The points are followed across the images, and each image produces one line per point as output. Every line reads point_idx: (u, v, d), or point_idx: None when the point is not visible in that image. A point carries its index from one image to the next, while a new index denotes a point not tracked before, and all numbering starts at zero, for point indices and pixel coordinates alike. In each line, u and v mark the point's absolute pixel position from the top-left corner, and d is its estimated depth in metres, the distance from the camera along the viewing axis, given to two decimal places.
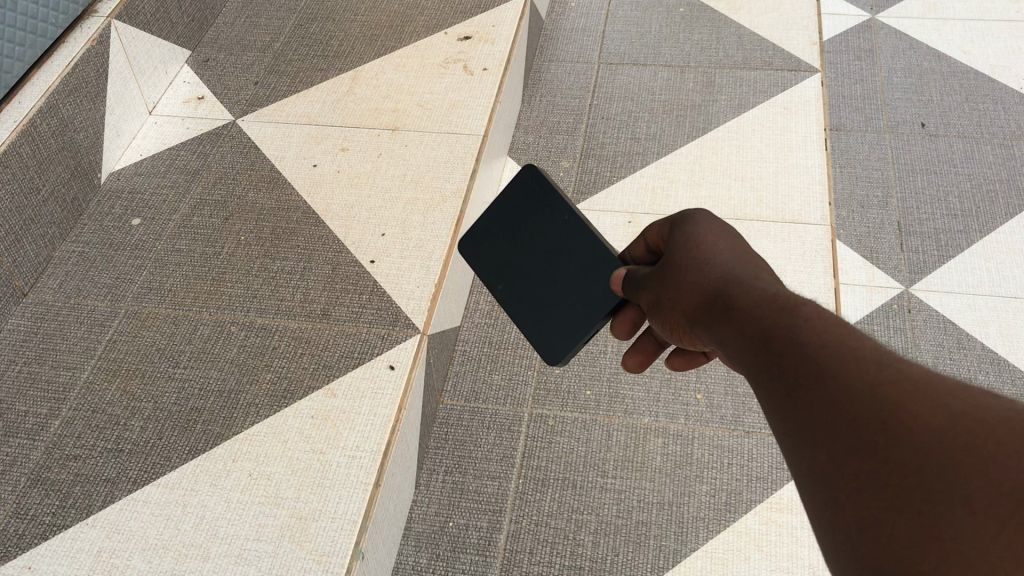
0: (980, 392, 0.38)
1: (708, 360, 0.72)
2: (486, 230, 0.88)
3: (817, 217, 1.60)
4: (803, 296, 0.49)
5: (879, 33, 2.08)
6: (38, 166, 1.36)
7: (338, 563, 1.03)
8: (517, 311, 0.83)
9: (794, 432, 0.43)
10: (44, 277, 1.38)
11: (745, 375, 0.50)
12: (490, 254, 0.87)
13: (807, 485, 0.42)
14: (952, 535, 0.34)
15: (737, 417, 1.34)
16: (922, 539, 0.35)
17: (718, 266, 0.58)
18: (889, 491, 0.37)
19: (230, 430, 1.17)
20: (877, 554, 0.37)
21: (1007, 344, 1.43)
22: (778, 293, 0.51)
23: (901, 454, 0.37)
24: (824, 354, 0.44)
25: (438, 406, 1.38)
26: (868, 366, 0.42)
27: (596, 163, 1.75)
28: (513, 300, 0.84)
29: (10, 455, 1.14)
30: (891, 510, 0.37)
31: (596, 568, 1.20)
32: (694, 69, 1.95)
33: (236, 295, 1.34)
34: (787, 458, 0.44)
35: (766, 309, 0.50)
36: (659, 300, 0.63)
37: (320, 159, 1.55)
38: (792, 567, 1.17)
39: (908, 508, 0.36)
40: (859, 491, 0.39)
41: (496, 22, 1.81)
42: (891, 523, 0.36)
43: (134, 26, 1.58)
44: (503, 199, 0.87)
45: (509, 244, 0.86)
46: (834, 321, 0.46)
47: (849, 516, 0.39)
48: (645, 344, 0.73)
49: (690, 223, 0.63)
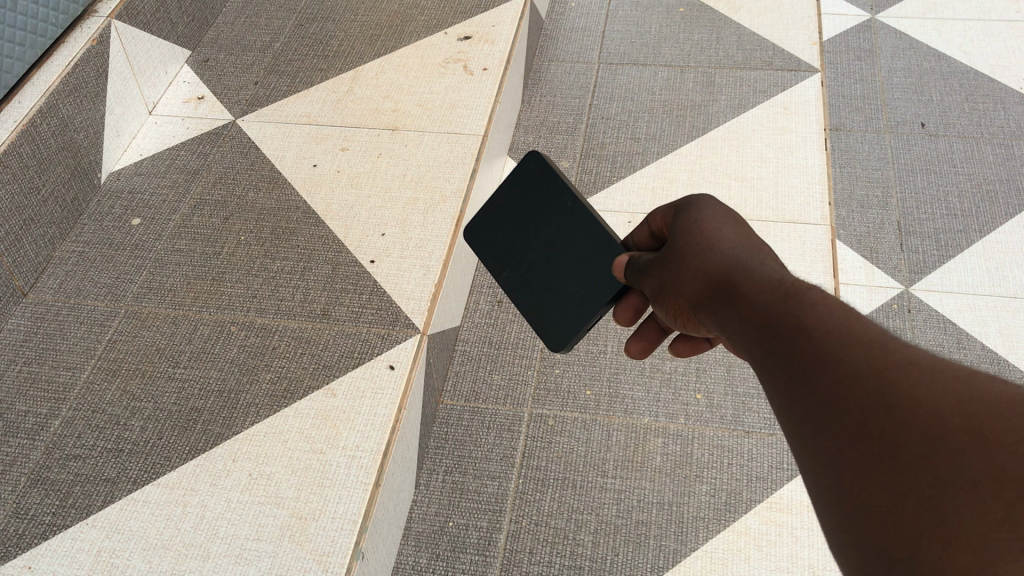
0: (985, 376, 0.37)
1: (711, 347, 0.72)
2: (489, 218, 0.88)
3: (817, 217, 1.60)
4: (809, 282, 0.49)
5: (879, 33, 2.08)
6: (38, 166, 1.36)
7: (338, 563, 1.03)
8: (520, 299, 0.83)
9: (799, 417, 0.44)
10: (44, 277, 1.38)
11: (750, 361, 0.50)
12: (492, 242, 0.87)
13: (812, 471, 0.42)
14: (958, 522, 0.34)
15: (737, 417, 1.34)
16: (926, 526, 0.35)
17: (721, 252, 0.58)
18: (893, 476, 0.37)
19: (230, 430, 1.17)
20: (881, 539, 0.37)
21: (1007, 344, 1.43)
22: (782, 279, 0.51)
23: (905, 439, 0.37)
24: (830, 340, 0.44)
25: (438, 406, 1.38)
26: (874, 352, 0.42)
27: (596, 163, 1.75)
28: (515, 288, 0.84)
29: (10, 455, 1.15)
30: (895, 497, 0.37)
31: (596, 568, 1.20)
32: (694, 69, 1.95)
33: (236, 295, 1.34)
34: (792, 442, 0.45)
35: (771, 295, 0.50)
36: (661, 287, 0.63)
37: (320, 159, 1.55)
38: (792, 567, 1.17)
39: (913, 493, 0.36)
40: (864, 478, 0.39)
41: (497, 22, 1.81)
42: (897, 510, 0.37)
43: (134, 26, 1.58)
44: (506, 186, 0.87)
45: (512, 232, 0.86)
46: (839, 307, 0.46)
47: (853, 501, 0.39)
48: (648, 330, 0.73)
49: (694, 208, 0.63)
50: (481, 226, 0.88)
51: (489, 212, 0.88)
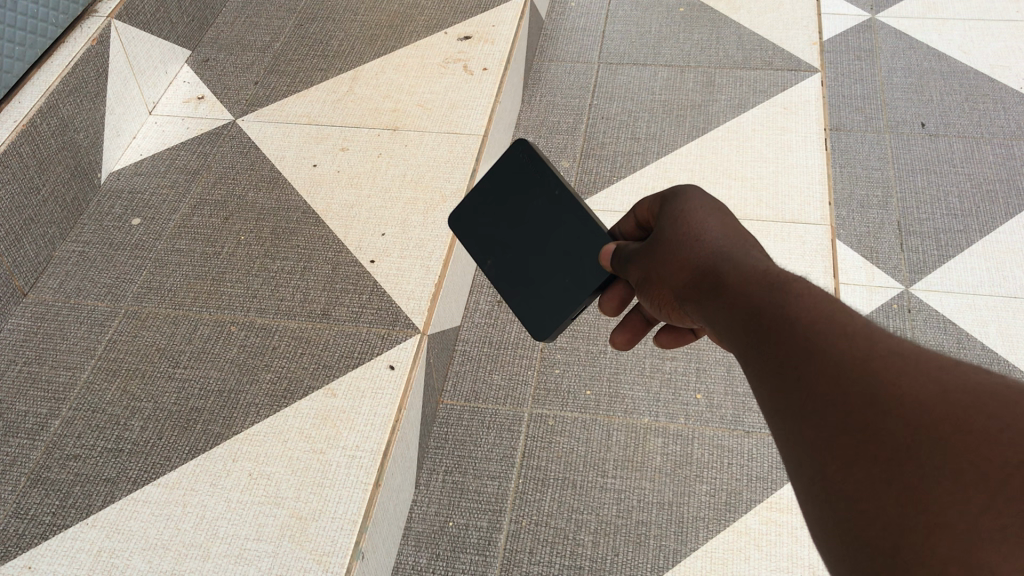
0: (971, 367, 0.38)
1: (695, 338, 0.72)
2: (477, 205, 0.88)
3: (817, 216, 1.60)
4: (794, 273, 0.49)
5: (879, 33, 2.07)
6: (38, 167, 1.36)
7: (338, 563, 1.03)
8: (507, 287, 0.84)
9: (782, 407, 0.44)
10: (44, 277, 1.38)
11: (734, 351, 0.50)
12: (481, 231, 0.87)
13: (793, 460, 0.42)
14: (942, 509, 0.34)
15: (737, 416, 1.34)
16: (907, 513, 0.35)
17: (709, 244, 0.58)
18: (876, 465, 0.37)
19: (230, 430, 1.17)
20: (861, 526, 0.37)
21: (1006, 344, 1.43)
22: (768, 271, 0.51)
23: (889, 429, 0.37)
24: (814, 330, 0.44)
25: (438, 406, 1.38)
26: (859, 342, 0.42)
27: (596, 163, 1.75)
28: (502, 276, 0.84)
29: (10, 455, 1.15)
30: (878, 485, 0.37)
31: (596, 568, 1.20)
32: (694, 69, 1.95)
33: (236, 295, 1.34)
34: (774, 432, 0.45)
35: (757, 287, 0.50)
36: (648, 276, 0.63)
37: (320, 158, 1.55)
38: (792, 567, 1.17)
39: (895, 482, 0.36)
40: (847, 467, 0.38)
41: (496, 22, 1.81)
42: (878, 498, 0.36)
43: (134, 26, 1.58)
44: (494, 173, 0.87)
45: (501, 220, 0.86)
46: (824, 297, 0.46)
47: (835, 489, 0.39)
48: (634, 319, 0.72)
49: (681, 200, 0.63)
50: (471, 214, 0.88)
51: (477, 199, 0.88)
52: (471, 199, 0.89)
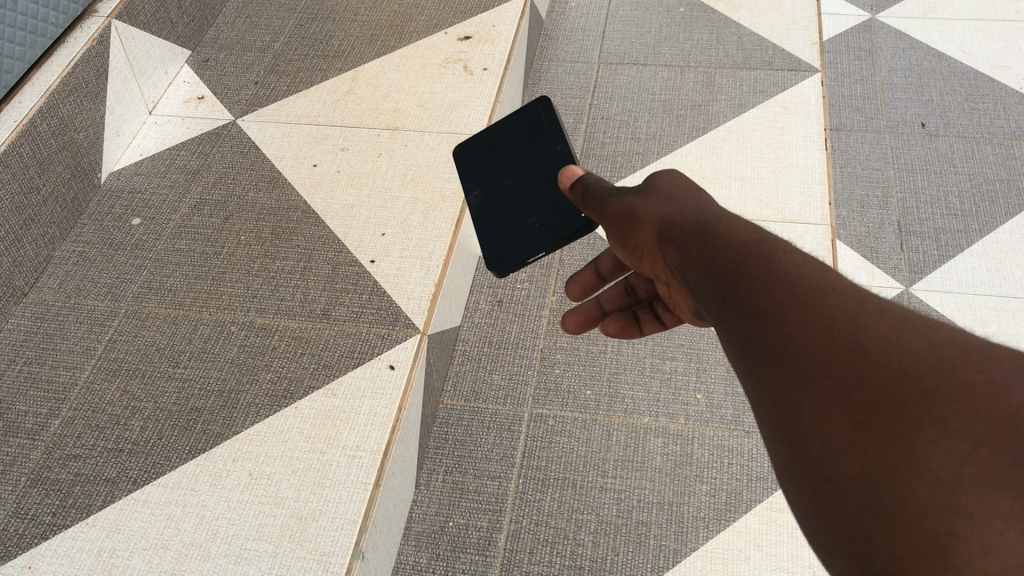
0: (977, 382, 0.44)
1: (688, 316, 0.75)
2: (487, 142, 0.96)
3: (818, 217, 1.60)
4: (805, 277, 0.53)
5: (880, 33, 2.07)
6: (39, 167, 1.36)
7: (338, 563, 1.03)
8: (478, 218, 0.91)
9: (765, 366, 0.51)
10: (44, 277, 1.38)
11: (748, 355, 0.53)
12: (478, 164, 0.95)
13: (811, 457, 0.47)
14: (952, 512, 0.40)
15: (737, 417, 1.34)
16: (923, 514, 0.41)
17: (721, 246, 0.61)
18: (858, 410, 0.46)
19: (230, 430, 1.17)
20: (876, 523, 0.43)
21: (1006, 344, 1.43)
22: (779, 275, 0.54)
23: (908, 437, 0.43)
24: (833, 342, 0.48)
25: (438, 406, 1.38)
26: (878, 357, 0.46)
27: (596, 163, 1.75)
28: (479, 206, 0.92)
29: (10, 455, 1.15)
30: (897, 489, 0.43)
31: (596, 568, 1.20)
32: (694, 69, 1.95)
33: (236, 295, 1.34)
34: (748, 383, 0.53)
35: (771, 294, 0.53)
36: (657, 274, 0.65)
37: (320, 158, 1.55)
38: (792, 567, 1.17)
39: (911, 486, 0.42)
40: (866, 468, 0.44)
41: (497, 22, 1.81)
42: (897, 501, 0.42)
43: (134, 26, 1.58)
44: (509, 119, 0.95)
45: (500, 163, 0.94)
46: (837, 307, 0.50)
47: (854, 489, 0.44)
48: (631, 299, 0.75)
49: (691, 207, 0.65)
50: (476, 150, 0.96)
51: (487, 138, 0.96)
52: (481, 134, 0.97)
